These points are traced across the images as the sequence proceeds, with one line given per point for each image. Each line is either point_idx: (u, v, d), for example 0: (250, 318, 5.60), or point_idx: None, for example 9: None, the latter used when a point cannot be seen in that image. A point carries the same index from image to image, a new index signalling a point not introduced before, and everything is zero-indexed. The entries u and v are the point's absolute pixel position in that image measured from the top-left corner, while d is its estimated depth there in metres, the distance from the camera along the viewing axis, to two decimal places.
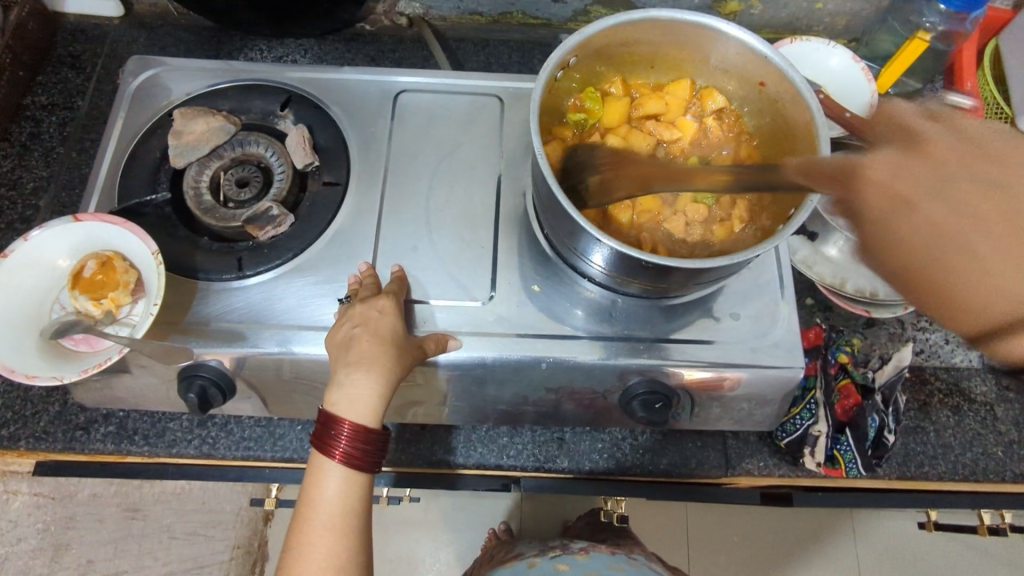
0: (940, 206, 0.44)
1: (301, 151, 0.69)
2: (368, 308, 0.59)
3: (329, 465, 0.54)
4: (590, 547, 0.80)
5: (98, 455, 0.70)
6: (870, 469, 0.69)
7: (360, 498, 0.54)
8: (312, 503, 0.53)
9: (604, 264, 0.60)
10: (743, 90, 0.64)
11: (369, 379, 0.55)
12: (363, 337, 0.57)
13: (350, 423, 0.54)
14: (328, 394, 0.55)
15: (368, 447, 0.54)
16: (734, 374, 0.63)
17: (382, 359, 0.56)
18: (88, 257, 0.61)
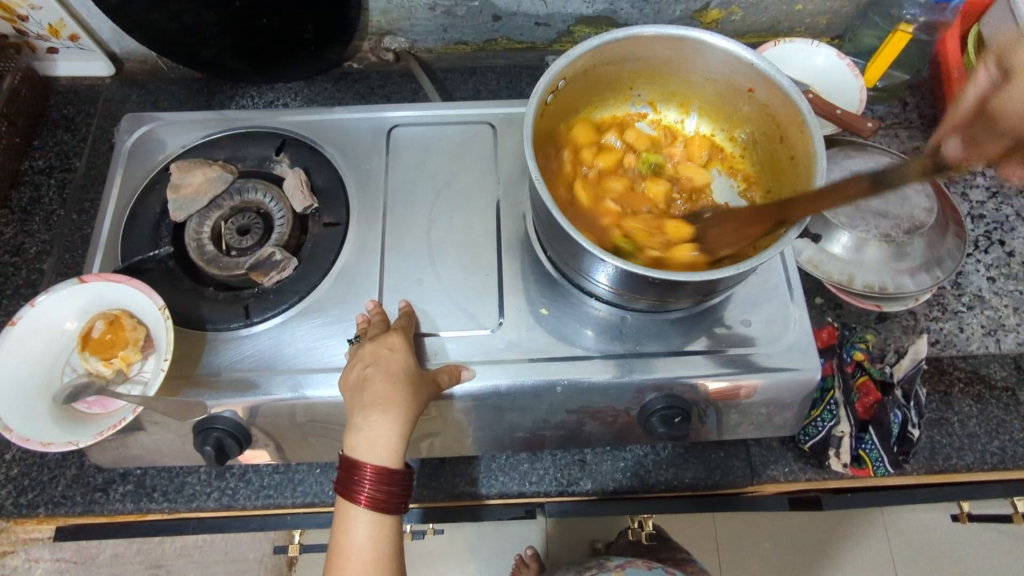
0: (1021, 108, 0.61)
1: (299, 195, 0.69)
2: (378, 346, 0.58)
3: (355, 511, 0.53)
4: (627, 565, 0.79)
5: (118, 515, 0.69)
6: (897, 466, 0.68)
7: (389, 542, 0.53)
8: (343, 552, 0.52)
9: (611, 283, 0.60)
10: (738, 100, 0.65)
11: (387, 419, 0.54)
12: (377, 375, 0.56)
13: (372, 465, 0.53)
14: (347, 438, 0.55)
15: (393, 488, 0.54)
16: (749, 382, 0.63)
17: (397, 396, 0.55)
18: (95, 317, 0.61)
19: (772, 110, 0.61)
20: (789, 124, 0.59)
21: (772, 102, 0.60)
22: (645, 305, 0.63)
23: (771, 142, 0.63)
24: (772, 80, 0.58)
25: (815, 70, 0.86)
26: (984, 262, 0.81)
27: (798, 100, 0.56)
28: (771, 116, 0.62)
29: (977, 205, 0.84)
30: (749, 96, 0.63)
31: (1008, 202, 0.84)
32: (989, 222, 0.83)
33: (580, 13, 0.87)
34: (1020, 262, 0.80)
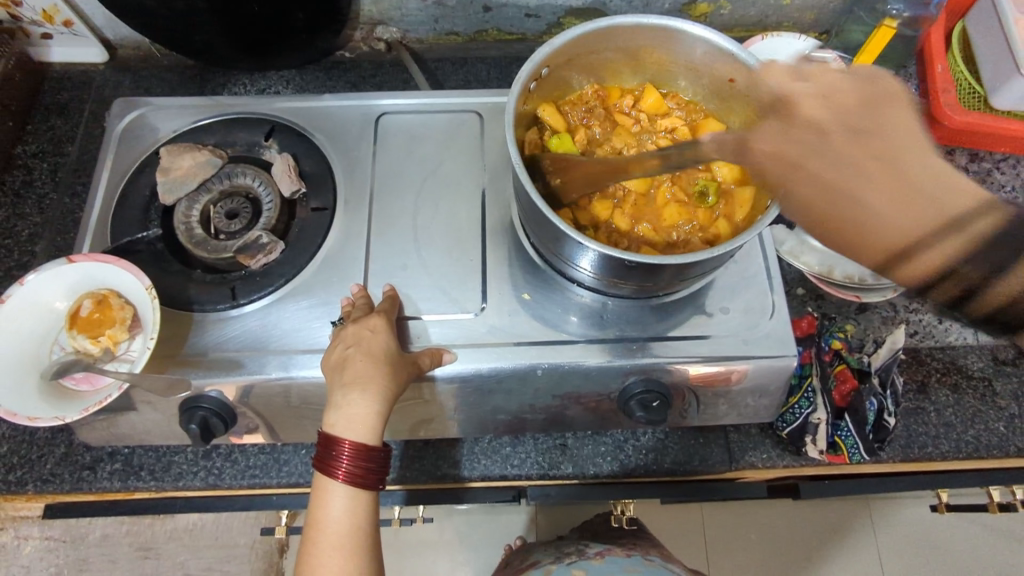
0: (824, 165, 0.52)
1: (287, 179, 0.70)
2: (360, 328, 0.59)
3: (333, 487, 0.54)
4: (604, 552, 0.80)
5: (106, 493, 0.70)
6: (873, 453, 0.69)
7: (367, 518, 0.55)
8: (319, 525, 0.53)
9: (593, 268, 0.61)
10: (720, 91, 0.65)
11: (366, 398, 0.55)
12: (357, 355, 0.57)
13: (351, 442, 0.54)
14: (327, 415, 0.56)
15: (371, 465, 0.55)
16: (741, 366, 0.64)
17: (377, 376, 0.56)
18: (84, 296, 0.62)
19: (751, 100, 0.62)
20: (768, 114, 0.60)
21: (751, 93, 0.61)
22: (626, 291, 0.64)
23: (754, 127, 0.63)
24: (751, 71, 0.59)
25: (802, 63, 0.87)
26: None
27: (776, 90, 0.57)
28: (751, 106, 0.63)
29: None
30: (731, 87, 0.64)
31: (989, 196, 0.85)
32: None
33: (568, 4, 0.88)
34: None
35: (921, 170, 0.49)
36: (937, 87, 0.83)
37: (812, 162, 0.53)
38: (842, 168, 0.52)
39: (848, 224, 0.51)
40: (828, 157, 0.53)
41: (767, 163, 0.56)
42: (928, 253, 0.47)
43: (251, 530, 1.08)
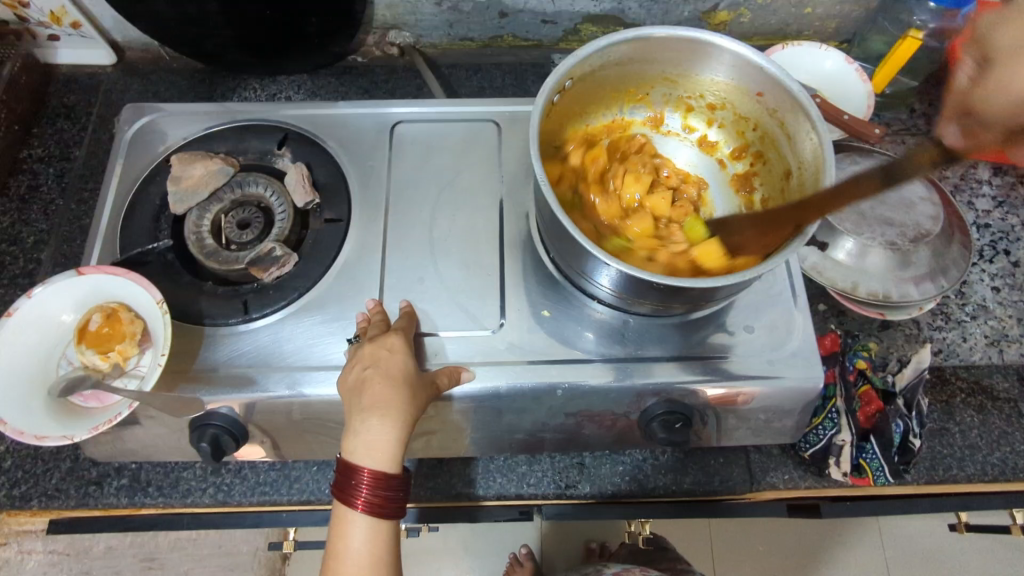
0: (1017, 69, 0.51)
1: (300, 190, 0.69)
2: (377, 347, 0.57)
3: (352, 516, 0.52)
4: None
5: (112, 509, 0.68)
6: (897, 476, 0.68)
7: (387, 547, 0.53)
8: (339, 557, 0.52)
9: (613, 286, 0.60)
10: (748, 105, 0.64)
11: (385, 424, 0.53)
12: (375, 378, 0.55)
13: (370, 470, 0.52)
14: (345, 442, 0.54)
15: (390, 493, 0.53)
16: (749, 389, 0.62)
17: (395, 399, 0.54)
18: (92, 310, 0.60)
19: (780, 116, 0.60)
20: (797, 130, 0.59)
21: (780, 107, 0.60)
22: (649, 309, 0.62)
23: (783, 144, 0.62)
24: (782, 85, 0.58)
25: (823, 73, 0.85)
26: (988, 272, 0.80)
27: (808, 106, 0.56)
28: (779, 121, 0.61)
29: (983, 214, 0.83)
30: (757, 100, 0.62)
31: (1014, 211, 0.83)
32: (994, 231, 0.82)
33: (586, 11, 0.87)
34: None
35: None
36: None
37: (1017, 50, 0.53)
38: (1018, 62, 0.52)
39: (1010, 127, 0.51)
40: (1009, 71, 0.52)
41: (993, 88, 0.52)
42: None
43: (256, 540, 1.06)
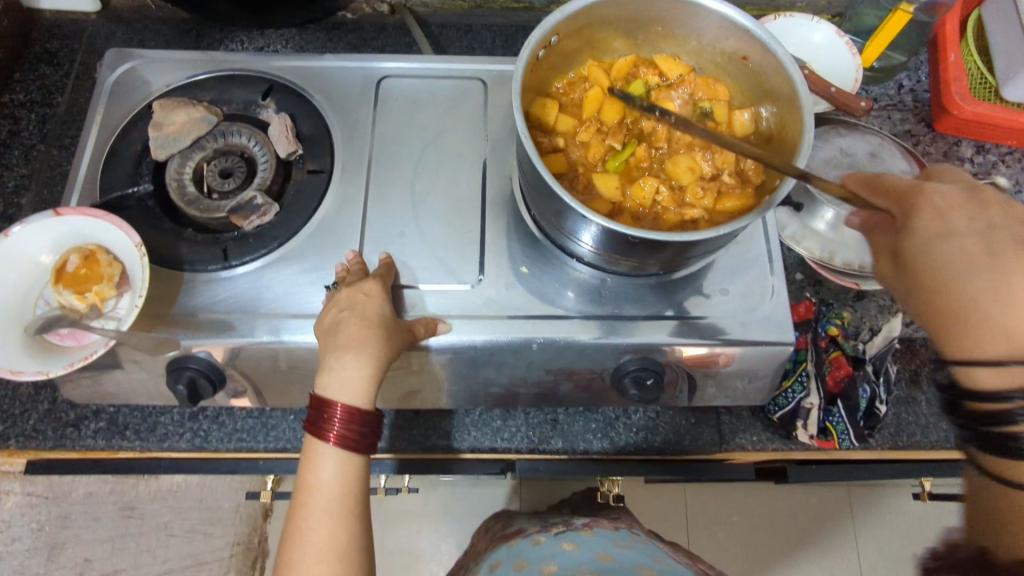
0: (967, 245, 0.49)
1: (283, 140, 0.68)
2: (354, 291, 0.58)
3: (323, 449, 0.53)
4: (592, 524, 0.75)
5: (90, 451, 0.69)
6: (862, 440, 0.69)
7: (358, 481, 0.53)
8: (308, 489, 0.52)
9: (594, 243, 0.61)
10: (733, 66, 0.64)
11: (359, 361, 0.54)
12: (352, 320, 0.56)
13: (343, 404, 0.53)
14: (318, 378, 0.54)
15: (364, 429, 0.53)
16: (728, 350, 0.63)
17: (371, 340, 0.55)
18: (70, 251, 0.60)
19: (764, 78, 0.61)
20: (780, 92, 0.59)
21: (764, 70, 0.60)
22: (626, 268, 0.63)
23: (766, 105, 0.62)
24: (767, 47, 0.58)
25: (813, 47, 0.85)
26: None
27: (790, 70, 0.56)
28: (763, 84, 0.61)
29: None
30: (743, 63, 0.62)
31: None
32: None
33: None
34: None
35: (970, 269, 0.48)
36: (948, 76, 0.83)
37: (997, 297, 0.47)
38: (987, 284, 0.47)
39: (950, 276, 0.49)
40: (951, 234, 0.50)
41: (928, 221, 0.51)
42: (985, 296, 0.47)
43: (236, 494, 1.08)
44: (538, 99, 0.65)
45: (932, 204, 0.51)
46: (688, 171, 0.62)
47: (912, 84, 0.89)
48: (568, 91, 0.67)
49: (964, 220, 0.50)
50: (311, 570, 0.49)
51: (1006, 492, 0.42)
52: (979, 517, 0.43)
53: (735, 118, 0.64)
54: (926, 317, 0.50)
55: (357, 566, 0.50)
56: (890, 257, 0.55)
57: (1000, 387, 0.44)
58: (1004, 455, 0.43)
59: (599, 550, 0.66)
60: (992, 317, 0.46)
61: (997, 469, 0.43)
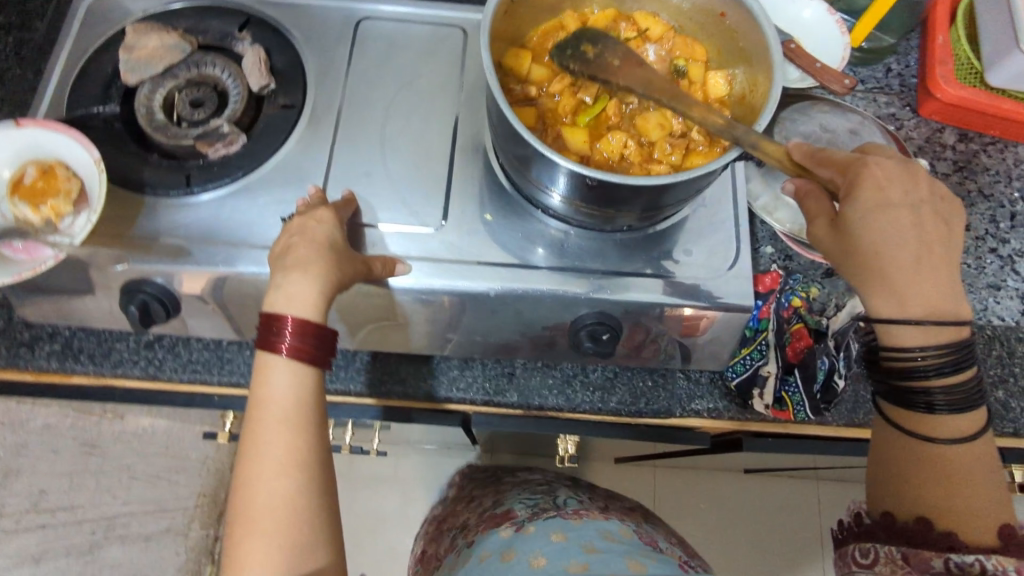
0: (902, 221, 0.52)
1: (255, 73, 0.67)
2: (306, 219, 0.57)
3: (275, 362, 0.52)
4: (583, 512, 0.71)
5: (43, 373, 0.69)
6: (816, 413, 0.69)
7: (312, 392, 0.53)
8: (261, 402, 0.52)
9: (564, 194, 0.60)
10: (711, 25, 0.63)
11: (308, 279, 0.54)
12: (301, 243, 0.56)
13: (293, 318, 0.53)
14: (268, 296, 0.54)
15: (316, 342, 0.53)
16: (713, 313, 0.63)
17: (319, 260, 0.55)
18: (29, 164, 0.61)
19: (738, 35, 0.60)
20: (753, 49, 0.58)
21: (741, 27, 0.59)
22: (589, 219, 0.63)
23: (740, 64, 0.61)
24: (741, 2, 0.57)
25: (802, 22, 0.85)
26: None
27: (764, 24, 0.56)
28: (737, 41, 0.61)
29: (942, 176, 0.82)
30: (720, 20, 0.61)
31: (973, 177, 0.83)
32: (951, 193, 0.82)
33: None
34: (973, 236, 0.80)
35: (907, 244, 0.52)
36: (935, 59, 0.83)
37: (928, 277, 0.52)
38: (916, 266, 0.52)
39: (890, 248, 0.52)
40: (891, 203, 0.53)
41: (870, 187, 0.53)
42: (918, 275, 0.52)
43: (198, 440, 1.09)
44: (510, 49, 0.64)
45: (873, 175, 0.53)
46: (658, 127, 0.62)
47: (901, 67, 0.88)
48: (542, 41, 0.66)
49: (898, 192, 0.53)
50: (272, 481, 0.49)
51: (919, 447, 0.53)
52: (900, 470, 0.54)
53: (708, 81, 0.64)
54: (853, 278, 0.55)
55: (316, 475, 0.51)
56: (826, 221, 0.55)
57: (916, 346, 0.52)
58: (913, 411, 0.54)
59: (586, 542, 0.62)
60: (914, 283, 0.52)
61: (905, 422, 0.54)
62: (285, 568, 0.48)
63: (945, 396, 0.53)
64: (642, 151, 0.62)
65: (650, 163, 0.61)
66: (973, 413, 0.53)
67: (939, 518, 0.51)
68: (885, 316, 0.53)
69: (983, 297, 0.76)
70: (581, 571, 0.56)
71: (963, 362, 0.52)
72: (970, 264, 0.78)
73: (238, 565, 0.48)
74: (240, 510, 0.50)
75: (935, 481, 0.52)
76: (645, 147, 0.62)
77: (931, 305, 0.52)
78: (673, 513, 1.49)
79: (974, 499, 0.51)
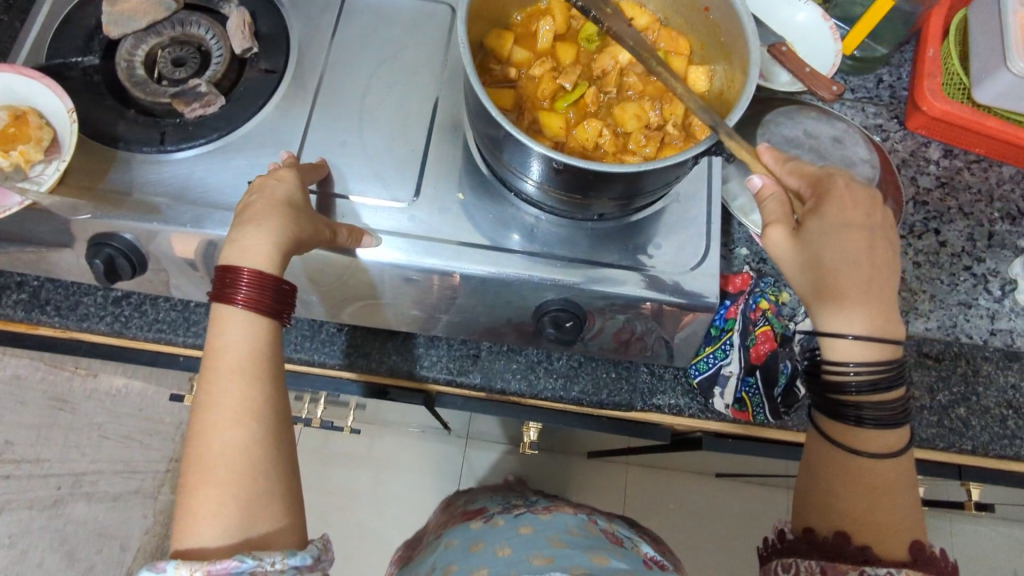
0: (861, 239, 0.53)
1: (239, 35, 0.67)
2: (267, 178, 0.57)
3: (233, 314, 0.52)
4: (553, 508, 0.69)
5: (7, 321, 0.69)
6: (776, 416, 0.69)
7: (268, 345, 0.52)
8: (216, 352, 0.50)
9: (539, 179, 0.58)
10: (697, 19, 0.62)
11: (261, 231, 0.53)
12: (259, 201, 0.55)
13: (251, 269, 0.52)
14: (224, 250, 0.53)
15: (274, 294, 0.52)
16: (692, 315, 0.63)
17: (274, 212, 0.54)
18: (2, 109, 0.61)
19: (721, 31, 0.59)
20: (734, 45, 0.58)
21: (723, 23, 0.59)
22: (560, 207, 0.62)
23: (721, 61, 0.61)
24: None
25: (795, 26, 0.85)
26: (916, 247, 0.79)
27: (745, 21, 0.55)
28: (720, 37, 0.60)
29: (922, 192, 0.82)
30: (705, 15, 0.61)
31: (954, 194, 0.83)
32: (931, 208, 0.82)
33: None
34: (949, 253, 0.79)
35: (862, 262, 0.52)
36: (924, 72, 0.83)
37: (879, 296, 0.53)
38: (869, 284, 0.53)
39: (848, 263, 0.52)
40: (850, 221, 0.53)
41: (835, 204, 0.53)
42: (871, 292, 0.53)
43: None
44: (493, 30, 0.64)
45: (839, 194, 0.54)
46: (635, 118, 0.61)
47: (892, 79, 0.88)
48: (525, 25, 0.67)
49: (860, 214, 0.54)
50: (226, 431, 0.48)
51: (845, 457, 0.54)
52: (829, 483, 0.54)
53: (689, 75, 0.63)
54: (805, 287, 0.54)
55: (272, 426, 0.50)
56: (783, 227, 0.54)
57: (853, 361, 0.53)
58: (842, 422, 0.55)
59: (552, 535, 0.61)
60: (863, 301, 0.52)
61: (834, 433, 0.55)
62: (240, 519, 0.47)
63: (873, 412, 0.53)
64: (617, 140, 0.62)
65: (624, 153, 0.61)
66: (897, 429, 0.54)
67: (858, 531, 0.52)
68: (833, 327, 0.53)
69: (953, 314, 0.76)
70: (544, 563, 0.56)
71: (895, 382, 0.53)
72: (943, 280, 0.78)
73: (191, 516, 0.46)
74: (191, 461, 0.48)
75: (859, 494, 0.53)
76: (620, 138, 0.62)
77: (875, 324, 0.53)
78: (643, 509, 1.49)
79: (891, 514, 0.52)
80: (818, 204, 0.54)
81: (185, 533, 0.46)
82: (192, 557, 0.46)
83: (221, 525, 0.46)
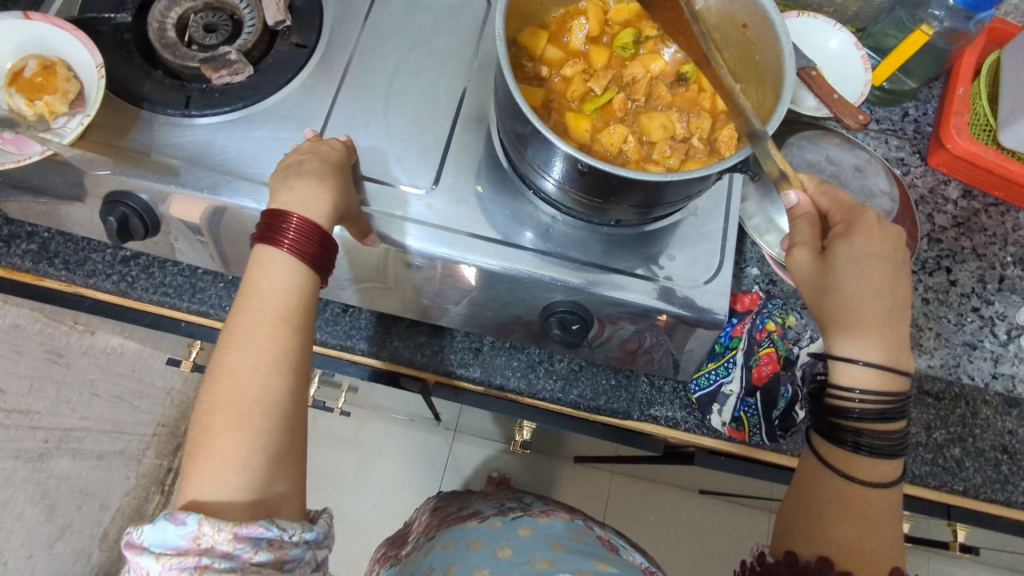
0: (885, 271, 0.53)
1: (272, 6, 0.66)
2: (311, 146, 0.58)
3: (276, 257, 0.52)
4: (550, 511, 0.70)
5: (15, 270, 0.69)
6: (772, 440, 0.69)
7: (309, 294, 0.52)
8: (256, 294, 0.50)
9: (560, 179, 0.58)
10: (733, 36, 0.62)
11: (320, 185, 0.54)
12: (314, 158, 0.56)
13: (302, 217, 0.52)
14: (275, 198, 0.54)
15: (319, 246, 0.53)
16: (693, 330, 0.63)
17: (330, 175, 0.55)
18: (31, 58, 0.61)
19: (757, 49, 0.59)
20: (769, 64, 0.57)
21: (760, 42, 0.58)
22: (579, 208, 0.62)
23: (755, 79, 0.61)
24: (767, 18, 0.56)
25: (828, 52, 0.84)
26: (925, 284, 0.79)
27: (783, 40, 0.54)
28: (755, 54, 0.60)
29: (938, 229, 0.82)
30: (743, 31, 0.60)
31: (969, 235, 0.83)
32: (944, 247, 0.82)
33: None
34: (958, 292, 0.79)
35: (881, 291, 0.52)
36: (952, 110, 0.83)
37: (893, 328, 0.53)
38: (890, 317, 0.53)
39: (869, 292, 0.52)
40: (876, 251, 0.53)
41: (865, 234, 0.53)
42: (891, 323, 0.53)
43: None
44: (528, 27, 0.64)
45: (870, 224, 0.54)
46: (661, 128, 0.61)
47: (919, 114, 0.88)
48: (561, 23, 0.67)
49: (888, 246, 0.53)
50: (261, 380, 0.48)
51: (839, 482, 0.54)
52: (820, 507, 0.54)
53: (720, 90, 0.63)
54: (821, 310, 0.54)
55: (302, 384, 0.50)
56: (809, 249, 0.55)
57: (858, 387, 0.53)
58: (839, 447, 0.54)
59: (553, 539, 0.62)
60: (881, 331, 0.52)
61: (832, 456, 0.55)
62: (262, 474, 0.46)
63: (874, 440, 0.53)
64: (643, 148, 0.61)
65: (648, 161, 0.61)
66: (892, 461, 0.54)
67: (840, 558, 0.52)
68: (847, 351, 0.53)
69: (957, 354, 0.76)
70: (547, 566, 0.57)
71: (895, 413, 0.53)
72: (950, 319, 0.78)
73: (213, 463, 0.45)
74: (218, 409, 0.46)
75: (850, 516, 0.53)
76: (644, 146, 0.62)
77: (889, 355, 0.52)
78: (624, 518, 1.49)
79: (877, 545, 0.52)
80: (847, 231, 0.54)
81: (203, 481, 0.45)
82: (207, 509, 0.45)
83: (245, 477, 0.46)
